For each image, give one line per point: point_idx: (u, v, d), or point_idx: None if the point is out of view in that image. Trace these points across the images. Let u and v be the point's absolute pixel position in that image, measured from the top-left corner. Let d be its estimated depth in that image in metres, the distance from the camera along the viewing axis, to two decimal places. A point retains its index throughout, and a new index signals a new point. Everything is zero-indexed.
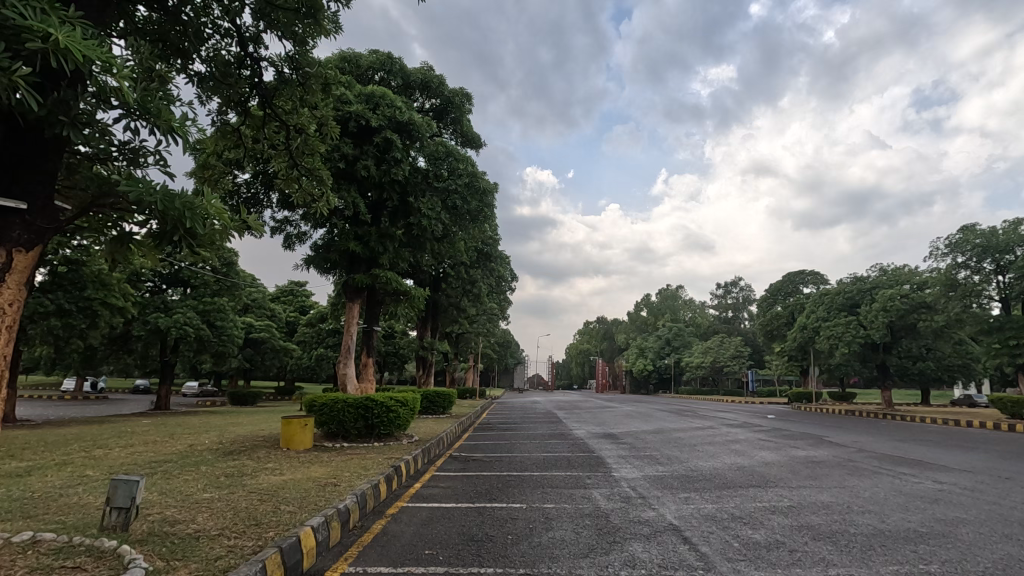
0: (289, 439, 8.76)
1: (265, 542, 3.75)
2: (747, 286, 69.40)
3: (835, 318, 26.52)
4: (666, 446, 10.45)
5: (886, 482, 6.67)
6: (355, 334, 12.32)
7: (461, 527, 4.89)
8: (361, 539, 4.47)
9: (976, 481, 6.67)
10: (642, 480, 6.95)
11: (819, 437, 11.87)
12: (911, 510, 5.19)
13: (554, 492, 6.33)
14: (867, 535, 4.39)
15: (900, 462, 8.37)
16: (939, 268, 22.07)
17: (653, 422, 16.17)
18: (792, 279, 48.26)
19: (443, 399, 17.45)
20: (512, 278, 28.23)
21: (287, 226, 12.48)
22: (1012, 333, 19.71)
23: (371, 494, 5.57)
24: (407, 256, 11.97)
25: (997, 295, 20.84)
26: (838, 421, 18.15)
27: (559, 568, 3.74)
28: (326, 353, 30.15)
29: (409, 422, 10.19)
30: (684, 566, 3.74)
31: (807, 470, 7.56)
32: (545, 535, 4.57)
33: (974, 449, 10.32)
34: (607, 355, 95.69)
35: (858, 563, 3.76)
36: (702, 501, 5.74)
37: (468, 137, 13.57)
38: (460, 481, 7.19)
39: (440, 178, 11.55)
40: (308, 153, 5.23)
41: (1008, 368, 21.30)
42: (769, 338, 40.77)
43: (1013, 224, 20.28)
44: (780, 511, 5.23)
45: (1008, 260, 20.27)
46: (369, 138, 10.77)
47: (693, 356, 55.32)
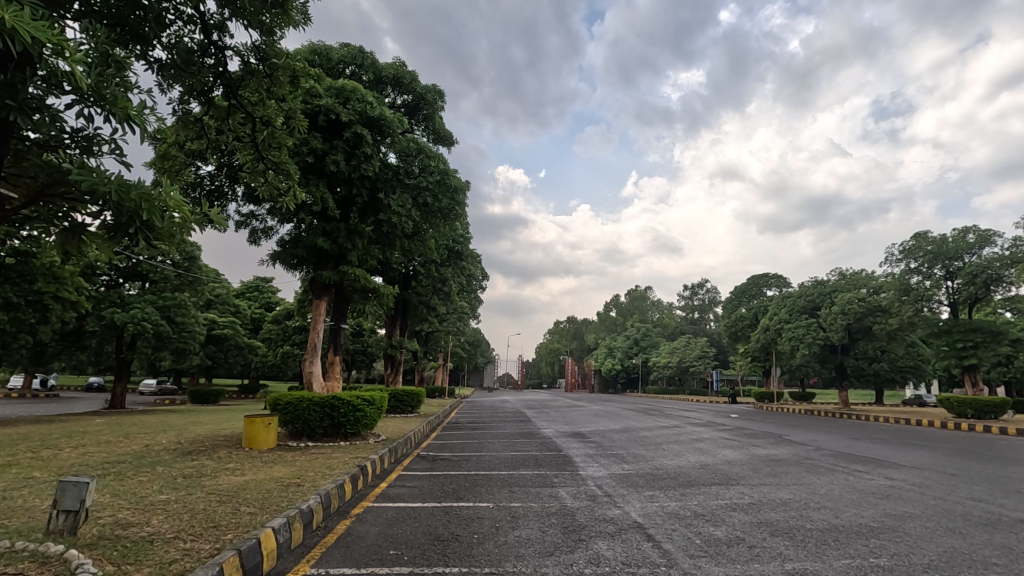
0: (251, 439, 8.54)
1: (223, 544, 3.64)
2: (713, 288, 71.05)
3: (796, 320, 27.36)
4: (633, 445, 10.57)
5: (840, 478, 6.92)
6: (322, 331, 12.10)
7: (427, 527, 4.84)
8: (324, 540, 4.40)
9: (924, 478, 6.98)
10: (608, 479, 7.03)
11: (779, 436, 12.20)
12: (864, 506, 5.37)
13: (521, 492, 6.32)
14: (822, 530, 4.54)
15: (855, 459, 8.66)
16: (893, 273, 22.99)
17: (620, 421, 16.34)
18: (756, 281, 49.51)
19: (411, 398, 17.30)
20: (483, 278, 28.24)
21: (252, 221, 12.17)
22: (960, 336, 20.75)
23: (335, 494, 5.49)
24: (377, 253, 11.80)
25: (946, 299, 21.86)
26: (797, 420, 18.67)
27: (524, 567, 3.74)
28: (292, 351, 29.57)
29: (377, 421, 10.05)
30: (647, 563, 3.79)
31: (768, 468, 7.78)
32: (510, 534, 4.56)
33: (923, 447, 10.82)
34: (576, 354, 96.62)
35: (813, 557, 3.87)
36: (665, 499, 5.84)
37: (441, 134, 13.49)
38: (428, 480, 7.13)
39: (411, 175, 11.44)
40: (275, 147, 5.11)
41: (955, 369, 22.32)
42: (733, 338, 41.77)
43: (961, 232, 21.33)
44: (740, 509, 5.35)
45: (957, 266, 21.28)
46: (339, 132, 10.59)
47: (660, 356, 56.30)
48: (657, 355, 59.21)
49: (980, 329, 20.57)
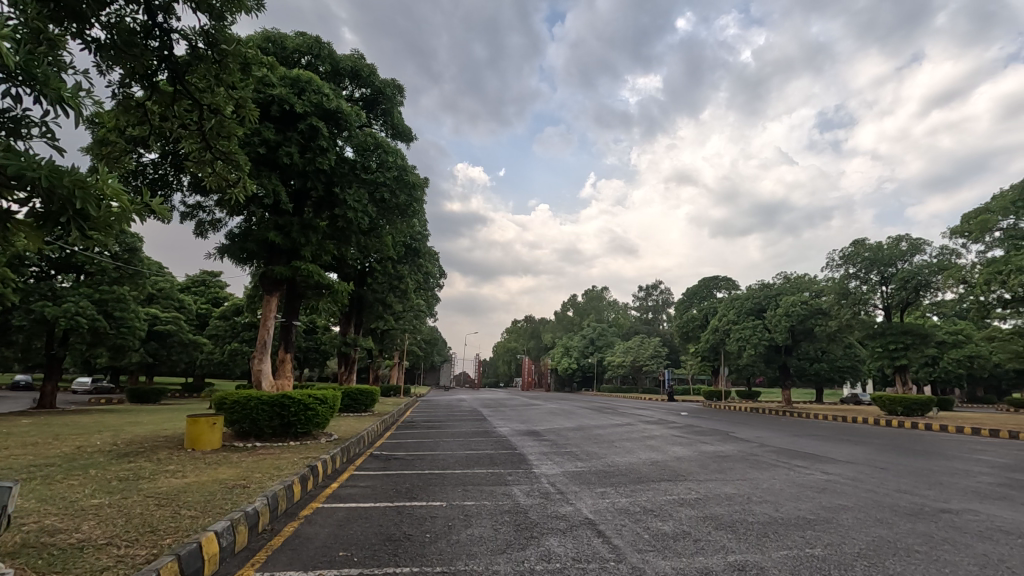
0: (195, 440, 8.20)
1: (160, 550, 3.49)
2: (666, 290, 72.97)
3: (743, 321, 28.44)
4: (586, 442, 10.76)
5: (782, 474, 7.24)
6: (273, 328, 11.75)
7: (379, 527, 4.78)
8: (270, 543, 4.27)
9: (857, 472, 7.40)
10: (561, 476, 7.13)
11: (726, 433, 12.65)
12: (802, 499, 5.65)
13: (475, 490, 6.33)
14: (763, 523, 4.74)
15: (796, 455, 9.08)
16: (833, 278, 24.21)
17: (575, 420, 16.59)
18: (706, 283, 51.21)
19: (366, 396, 17.00)
20: (441, 275, 28.04)
21: (199, 213, 11.67)
22: (893, 339, 22.14)
23: (283, 496, 5.34)
24: (331, 248, 11.53)
25: (881, 303, 23.20)
26: (743, 418, 19.45)
27: (475, 565, 3.74)
28: (241, 348, 28.55)
29: (329, 421, 9.82)
30: (597, 558, 3.87)
31: (715, 464, 8.05)
32: (463, 532, 4.57)
33: (856, 442, 11.50)
34: (532, 352, 97.26)
35: (754, 549, 4.04)
36: (616, 495, 5.97)
37: (399, 130, 13.30)
38: (380, 480, 7.02)
39: (368, 170, 11.21)
40: (224, 136, 4.92)
41: (888, 369, 23.72)
42: (684, 338, 43.00)
43: (895, 240, 22.65)
44: (687, 503, 5.53)
45: (891, 272, 22.62)
46: (293, 124, 10.27)
47: (615, 355, 57.41)
48: (611, 354, 60.27)
49: (911, 331, 21.99)
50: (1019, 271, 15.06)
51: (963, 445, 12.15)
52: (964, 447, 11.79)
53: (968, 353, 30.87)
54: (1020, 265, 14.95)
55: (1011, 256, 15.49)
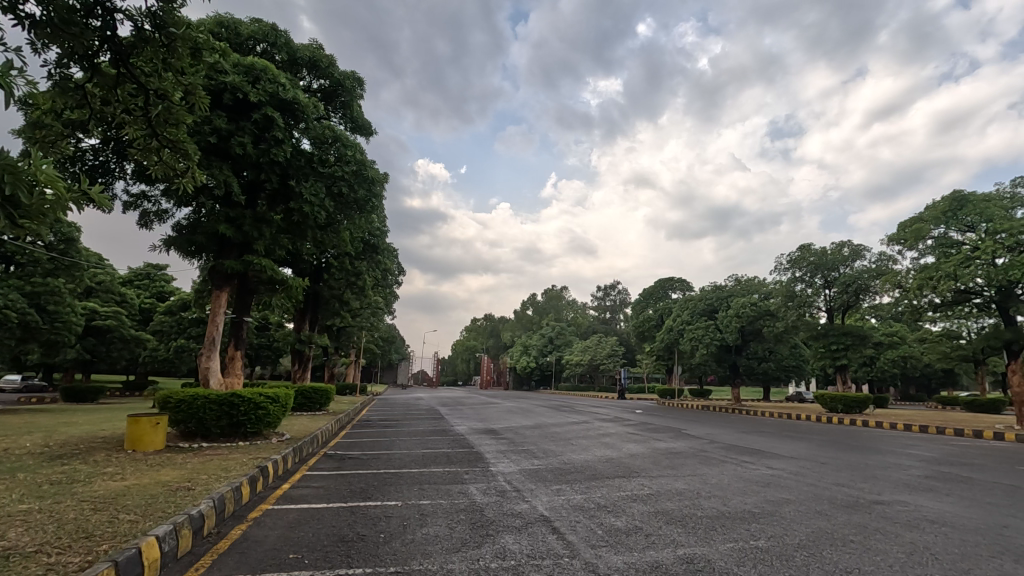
0: (135, 441, 7.81)
1: (96, 556, 3.32)
2: (624, 290, 74.43)
3: (696, 322, 29.33)
4: (543, 440, 10.85)
5: (730, 469, 7.52)
6: (222, 325, 11.33)
7: (332, 528, 4.69)
8: (216, 547, 4.12)
9: (800, 467, 7.75)
10: (518, 474, 7.17)
11: (678, 430, 13.01)
12: (748, 493, 5.87)
13: (431, 488, 6.31)
14: (711, 517, 4.90)
15: (743, 451, 9.44)
16: (781, 281, 25.25)
17: (533, 418, 16.72)
18: (662, 284, 52.47)
19: (320, 395, 16.63)
20: (400, 272, 27.69)
21: (143, 203, 11.13)
22: (835, 339, 23.32)
23: (231, 498, 5.17)
24: (286, 243, 11.22)
25: (824, 305, 24.37)
26: (694, 415, 20.06)
27: (430, 564, 3.73)
28: (187, 345, 27.42)
29: (281, 420, 9.55)
30: (552, 554, 3.92)
31: (667, 460, 8.29)
32: (418, 531, 4.53)
33: (799, 438, 12.07)
34: (491, 351, 97.27)
35: (702, 542, 4.18)
36: (571, 491, 6.06)
37: (359, 123, 13.06)
38: (335, 480, 6.88)
39: (326, 164, 10.94)
40: (172, 123, 4.72)
41: (829, 368, 24.94)
42: (640, 338, 43.98)
43: (838, 245, 23.83)
44: (640, 499, 5.66)
45: (833, 277, 23.80)
46: (246, 113, 9.90)
47: (573, 354, 58.12)
48: (569, 353, 61.08)
49: (851, 332, 23.21)
50: (948, 277, 16.10)
51: (895, 440, 12.92)
52: (896, 441, 12.54)
53: (902, 353, 32.83)
54: (949, 272, 16.02)
55: (942, 263, 16.55)
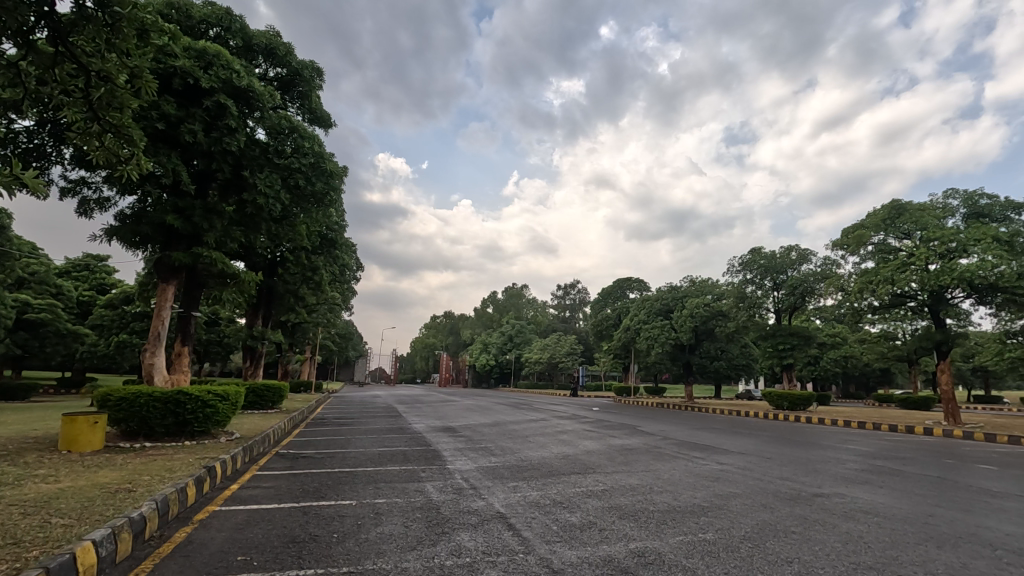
0: (71, 441, 7.39)
1: (24, 563, 3.14)
2: (583, 290, 75.47)
3: (652, 321, 30.03)
4: (501, 438, 10.88)
5: (682, 464, 7.74)
6: (168, 319, 10.85)
7: (282, 529, 4.57)
8: (158, 551, 3.96)
9: (747, 461, 8.07)
10: (475, 472, 7.17)
11: (633, 427, 13.31)
12: (698, 488, 6.07)
13: (387, 487, 6.23)
14: (662, 511, 5.04)
15: (694, 447, 9.75)
16: (733, 283, 26.13)
17: (491, 416, 16.75)
18: (620, 284, 53.41)
19: (272, 392, 16.18)
20: (358, 268, 27.18)
21: (83, 189, 10.53)
22: (782, 339, 24.37)
23: (175, 499, 4.97)
24: (238, 235, 10.84)
25: (773, 307, 25.39)
26: (649, 413, 20.54)
27: (384, 563, 3.69)
28: (130, 340, 26.12)
29: (230, 419, 9.23)
30: (507, 551, 3.94)
31: (621, 457, 8.47)
32: (372, 531, 4.47)
33: (747, 434, 12.53)
34: (450, 348, 96.76)
35: (653, 535, 4.30)
36: (528, 488, 6.11)
37: (317, 114, 12.77)
38: (286, 480, 6.71)
39: (282, 155, 10.64)
40: (116, 107, 4.49)
41: (776, 367, 26.00)
42: (598, 337, 44.69)
43: (786, 249, 24.87)
44: (594, 495, 5.76)
45: (782, 279, 24.83)
46: (198, 99, 9.46)
47: (532, 352, 58.53)
48: (529, 351, 61.49)
49: (796, 333, 24.31)
50: (887, 281, 17.03)
51: (835, 436, 13.60)
52: (836, 437, 13.20)
53: (843, 353, 34.52)
54: (887, 277, 16.97)
55: (880, 268, 17.50)
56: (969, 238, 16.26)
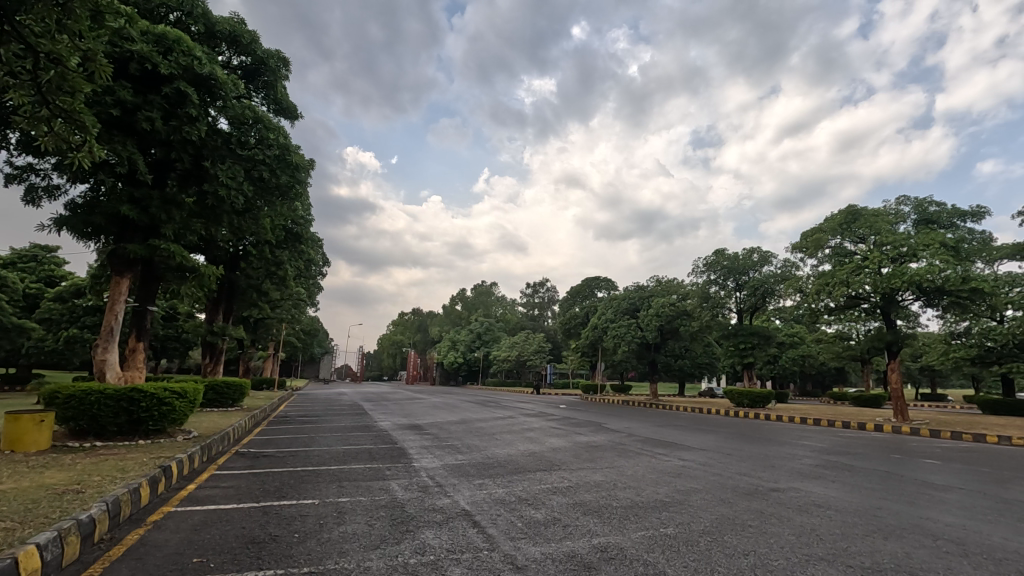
0: (14, 441, 7.04)
1: None
2: (552, 288, 75.98)
3: (619, 320, 30.43)
4: (467, 435, 10.88)
5: (645, 461, 7.89)
6: (122, 314, 10.44)
7: (241, 529, 4.47)
8: (108, 553, 3.81)
9: (707, 458, 8.27)
10: (441, 470, 7.15)
11: (599, 424, 13.50)
12: (660, 484, 6.20)
13: (351, 486, 6.16)
14: (625, 507, 5.13)
15: (657, 444, 9.95)
16: (698, 283, 26.75)
17: (458, 413, 16.70)
18: (589, 283, 53.95)
19: (233, 389, 15.76)
20: (324, 263, 26.68)
21: (30, 176, 10.02)
22: (743, 338, 25.11)
23: (128, 501, 4.79)
24: (198, 228, 10.52)
25: (735, 307, 26.10)
26: (615, 410, 20.84)
27: (346, 563, 3.65)
28: (81, 335, 25.02)
29: (188, 417, 8.95)
30: (471, 548, 3.95)
31: (587, 453, 8.58)
32: (335, 530, 4.41)
33: (708, 431, 12.86)
34: (418, 345, 95.91)
35: (616, 531, 4.37)
36: (494, 486, 6.13)
37: (282, 105, 12.47)
38: (246, 479, 6.55)
39: (245, 146, 10.35)
40: (67, 91, 4.29)
41: (738, 365, 26.73)
42: (566, 335, 45.07)
43: (748, 251, 25.60)
44: (559, 491, 5.82)
45: (744, 280, 25.57)
46: (156, 86, 9.09)
47: (501, 350, 58.59)
48: (497, 349, 61.60)
49: (757, 332, 25.08)
50: (842, 283, 17.71)
51: (791, 432, 14.06)
52: (792, 433, 13.67)
53: (801, 353, 35.78)
54: (843, 279, 17.64)
55: (837, 271, 18.18)
56: (918, 243, 17.04)
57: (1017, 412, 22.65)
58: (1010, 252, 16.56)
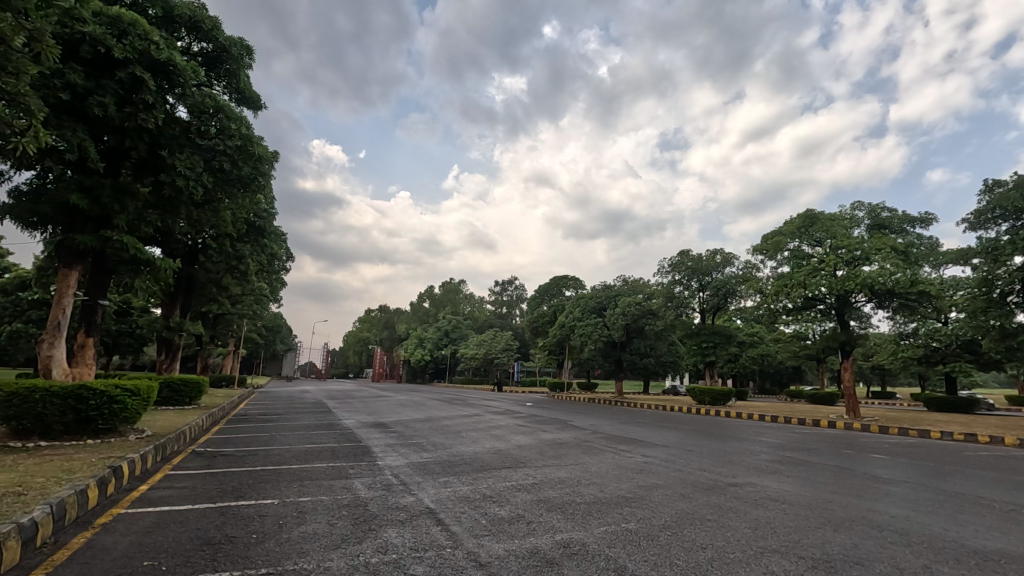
0: None
1: None
2: (520, 286, 76.22)
3: (586, 318, 30.74)
4: (433, 433, 10.81)
5: (609, 457, 7.99)
6: (70, 308, 9.98)
7: (196, 531, 4.33)
8: (52, 558, 3.65)
9: (669, 454, 8.44)
10: (405, 467, 7.10)
11: (564, 422, 13.61)
12: (623, 479, 6.31)
13: (312, 485, 6.05)
14: (588, 503, 5.19)
15: (622, 440, 10.08)
16: (663, 283, 27.29)
17: (424, 411, 16.57)
18: (557, 282, 54.31)
19: (190, 386, 15.24)
20: (287, 258, 26.08)
21: None
22: (706, 337, 25.74)
23: (73, 503, 4.58)
24: (154, 219, 10.14)
25: (698, 306, 26.74)
26: (581, 408, 21.08)
27: (306, 563, 3.58)
28: (25, 330, 23.78)
29: (140, 416, 8.62)
30: (435, 546, 3.94)
31: (552, 450, 8.64)
32: (295, 530, 4.33)
33: (671, 428, 13.09)
34: (384, 342, 94.74)
35: (579, 527, 4.42)
36: (458, 483, 6.11)
37: (246, 95, 12.08)
38: (202, 479, 6.36)
39: (205, 136, 10.01)
40: (12, 73, 4.06)
41: (700, 363, 27.34)
42: (534, 333, 45.29)
43: (712, 252, 26.24)
44: (524, 488, 5.85)
45: (707, 281, 26.22)
46: (110, 70, 8.70)
47: (468, 348, 58.47)
48: (465, 346, 61.45)
49: (719, 332, 25.75)
50: (800, 285, 18.30)
51: (750, 428, 14.44)
52: (751, 430, 14.05)
53: (760, 352, 36.91)
54: (800, 281, 18.23)
55: (796, 273, 18.78)
56: (871, 247, 17.75)
57: (959, 408, 23.89)
58: (955, 257, 17.40)
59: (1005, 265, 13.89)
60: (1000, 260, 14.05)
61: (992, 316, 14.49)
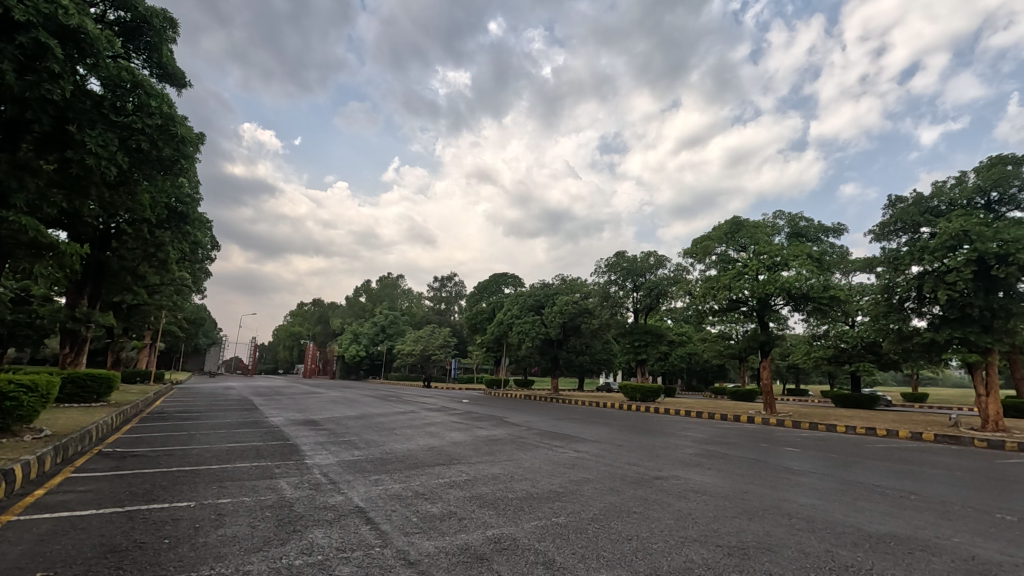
0: None
1: None
2: (460, 283, 75.87)
3: (524, 316, 31.02)
4: (365, 431, 10.53)
5: (542, 453, 8.11)
6: None
7: (100, 537, 4.02)
8: None
9: (601, 449, 8.66)
10: (335, 466, 6.89)
11: (500, 418, 13.65)
12: (555, 475, 6.42)
13: (233, 486, 5.75)
14: (521, 498, 5.24)
15: (555, 436, 10.23)
16: (599, 282, 27.97)
17: (357, 409, 16.13)
18: (497, 279, 54.45)
19: (99, 382, 14.11)
20: (212, 246, 24.64)
21: None
22: (638, 336, 26.59)
23: None
24: (59, 199, 9.30)
25: (632, 306, 27.55)
26: (517, 404, 21.23)
27: (223, 568, 3.40)
28: None
29: (38, 414, 7.88)
30: (362, 546, 3.84)
31: (486, 447, 8.65)
32: (212, 533, 4.11)
33: (603, 424, 13.43)
34: (317, 337, 91.53)
35: (510, 522, 4.46)
36: (390, 481, 5.99)
37: (168, 71, 11.37)
38: (109, 482, 5.90)
39: (120, 112, 9.28)
40: None
41: (632, 361, 28.22)
42: (472, 330, 45.23)
43: (646, 254, 27.12)
44: (457, 485, 5.82)
45: (641, 281, 27.05)
46: (10, 33, 7.86)
47: (405, 344, 57.52)
48: (401, 343, 60.42)
49: (650, 331, 26.67)
50: (725, 287, 19.29)
51: (677, 424, 15.06)
52: (677, 425, 14.66)
53: (688, 350, 38.61)
54: (726, 283, 19.21)
55: (722, 276, 19.78)
56: (789, 254, 18.97)
57: (862, 404, 25.95)
58: (862, 265, 18.90)
59: (904, 273, 15.27)
60: (900, 269, 15.38)
61: (891, 319, 15.86)
